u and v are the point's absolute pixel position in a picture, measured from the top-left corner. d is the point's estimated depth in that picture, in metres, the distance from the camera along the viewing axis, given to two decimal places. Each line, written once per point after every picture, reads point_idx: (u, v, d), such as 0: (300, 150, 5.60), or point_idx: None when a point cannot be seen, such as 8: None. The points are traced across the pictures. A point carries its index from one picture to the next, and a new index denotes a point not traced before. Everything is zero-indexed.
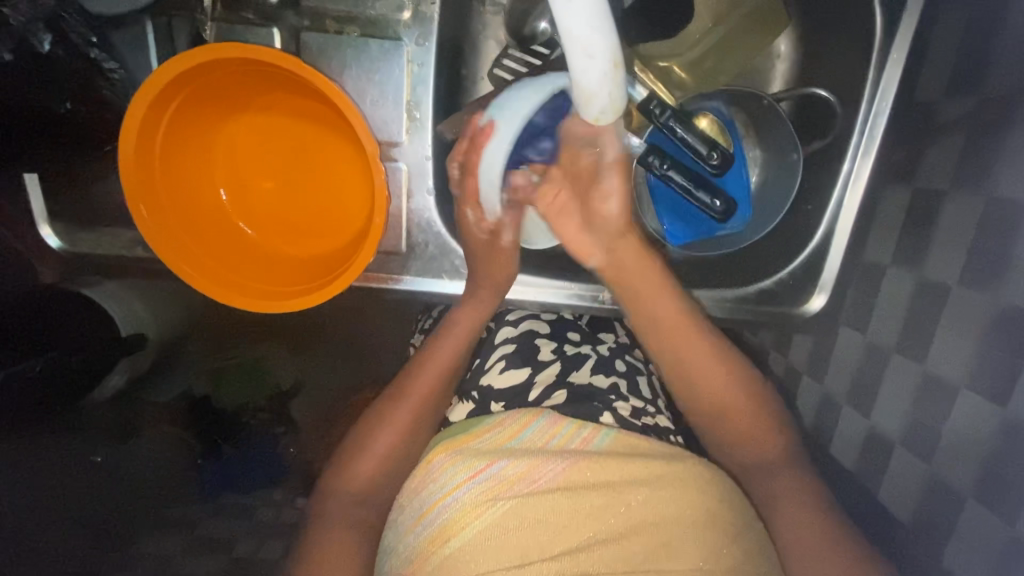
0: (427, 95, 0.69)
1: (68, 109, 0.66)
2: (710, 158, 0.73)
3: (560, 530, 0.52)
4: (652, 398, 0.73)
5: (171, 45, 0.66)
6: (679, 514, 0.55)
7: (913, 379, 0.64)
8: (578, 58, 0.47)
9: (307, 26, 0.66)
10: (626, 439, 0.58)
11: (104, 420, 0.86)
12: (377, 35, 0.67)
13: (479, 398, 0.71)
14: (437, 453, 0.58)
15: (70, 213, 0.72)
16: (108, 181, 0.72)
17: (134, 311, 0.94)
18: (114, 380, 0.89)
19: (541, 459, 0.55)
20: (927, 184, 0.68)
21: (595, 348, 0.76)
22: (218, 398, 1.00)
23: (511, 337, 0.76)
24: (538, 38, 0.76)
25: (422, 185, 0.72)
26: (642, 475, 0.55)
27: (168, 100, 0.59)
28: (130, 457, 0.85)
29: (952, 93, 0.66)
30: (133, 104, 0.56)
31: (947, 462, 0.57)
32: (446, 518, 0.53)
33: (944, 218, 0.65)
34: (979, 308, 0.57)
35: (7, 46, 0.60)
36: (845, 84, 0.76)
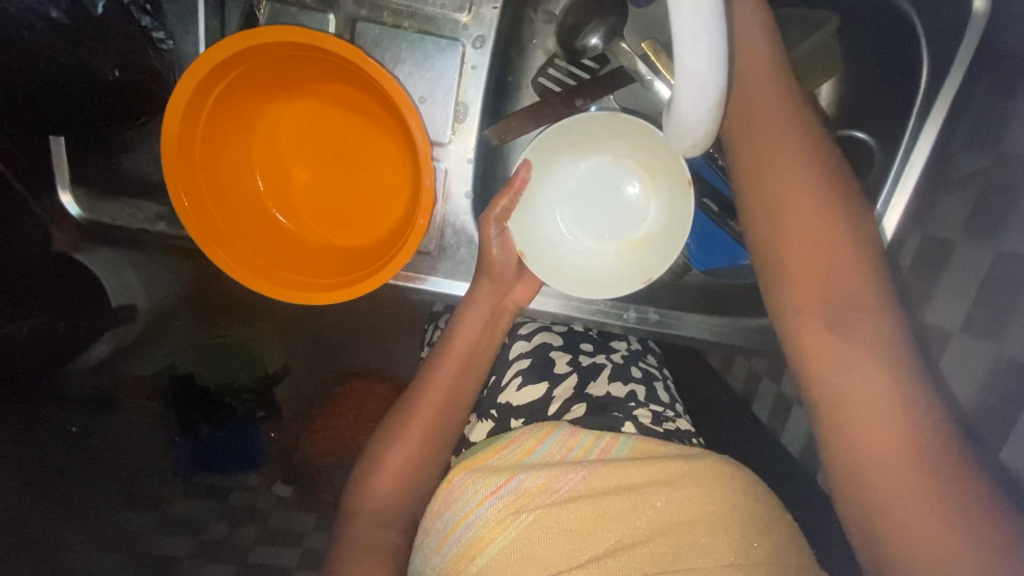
0: (477, 97, 0.68)
1: (116, 76, 0.63)
2: None
3: (584, 537, 0.51)
4: (669, 403, 0.74)
5: (221, 19, 0.64)
6: (703, 512, 0.52)
7: None
8: (686, 93, 0.44)
9: (363, 16, 0.65)
10: (645, 446, 0.57)
11: (84, 388, 0.83)
12: (433, 33, 0.66)
13: (499, 416, 0.71)
14: (457, 473, 0.56)
15: (99, 178, 0.73)
16: (137, 152, 0.74)
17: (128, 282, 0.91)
18: (99, 348, 0.88)
19: (560, 469, 0.54)
20: (936, 231, 0.70)
21: (608, 356, 0.77)
22: (200, 373, 1.01)
23: (526, 352, 0.76)
24: (587, 53, 0.76)
25: (461, 188, 0.72)
26: (662, 477, 0.53)
27: (217, 78, 0.58)
28: (110, 428, 0.83)
29: (970, 145, 0.68)
30: (182, 80, 0.54)
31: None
32: (470, 535, 0.52)
33: (952, 265, 0.66)
34: (985, 354, 0.59)
35: (59, 5, 0.54)
36: (882, 129, 0.77)
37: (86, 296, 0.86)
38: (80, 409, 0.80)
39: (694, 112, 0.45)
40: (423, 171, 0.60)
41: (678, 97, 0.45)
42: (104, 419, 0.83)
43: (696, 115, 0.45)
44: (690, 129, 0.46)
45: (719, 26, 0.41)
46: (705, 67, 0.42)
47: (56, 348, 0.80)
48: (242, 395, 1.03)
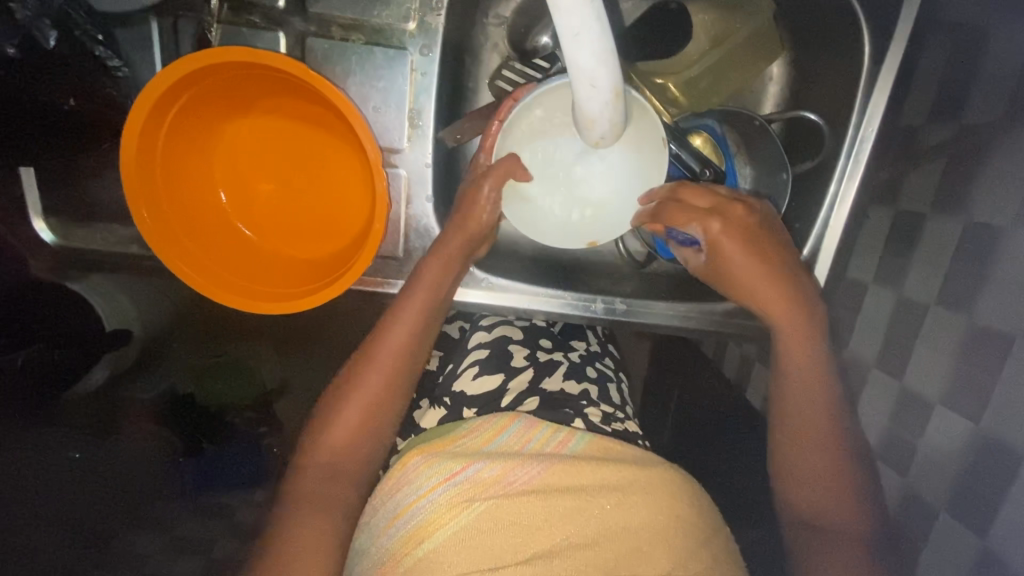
0: (430, 103, 0.70)
1: (72, 106, 0.65)
2: (702, 174, 0.74)
3: (532, 533, 0.52)
4: (621, 405, 0.78)
5: (175, 43, 0.66)
6: (650, 519, 0.54)
7: (892, 395, 0.67)
8: (580, 90, 0.47)
9: (313, 32, 0.67)
10: (601, 444, 0.61)
11: (87, 414, 0.94)
12: (382, 44, 0.68)
13: (451, 403, 0.75)
14: (412, 456, 0.58)
15: (66, 208, 0.73)
16: (102, 176, 0.72)
17: (120, 306, 0.95)
18: (97, 376, 0.95)
19: (517, 461, 0.56)
20: (909, 206, 0.72)
21: (567, 355, 0.81)
22: (201, 396, 1.02)
23: (485, 343, 0.80)
24: (538, 52, 0.79)
25: (421, 192, 0.73)
26: (614, 480, 0.56)
27: (174, 97, 0.60)
28: (113, 451, 0.94)
29: (935, 119, 0.70)
30: (139, 100, 0.56)
31: (922, 481, 0.62)
32: (420, 518, 0.54)
33: (925, 239, 0.68)
34: (953, 327, 0.61)
35: (14, 41, 0.60)
36: (832, 107, 0.77)
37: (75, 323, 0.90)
38: (80, 436, 0.92)
39: (594, 104, 0.47)
40: (377, 176, 0.61)
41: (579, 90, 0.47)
42: (104, 441, 0.94)
43: (595, 105, 0.47)
44: (594, 119, 0.49)
45: (602, 20, 0.42)
46: (592, 61, 0.43)
47: (55, 375, 0.90)
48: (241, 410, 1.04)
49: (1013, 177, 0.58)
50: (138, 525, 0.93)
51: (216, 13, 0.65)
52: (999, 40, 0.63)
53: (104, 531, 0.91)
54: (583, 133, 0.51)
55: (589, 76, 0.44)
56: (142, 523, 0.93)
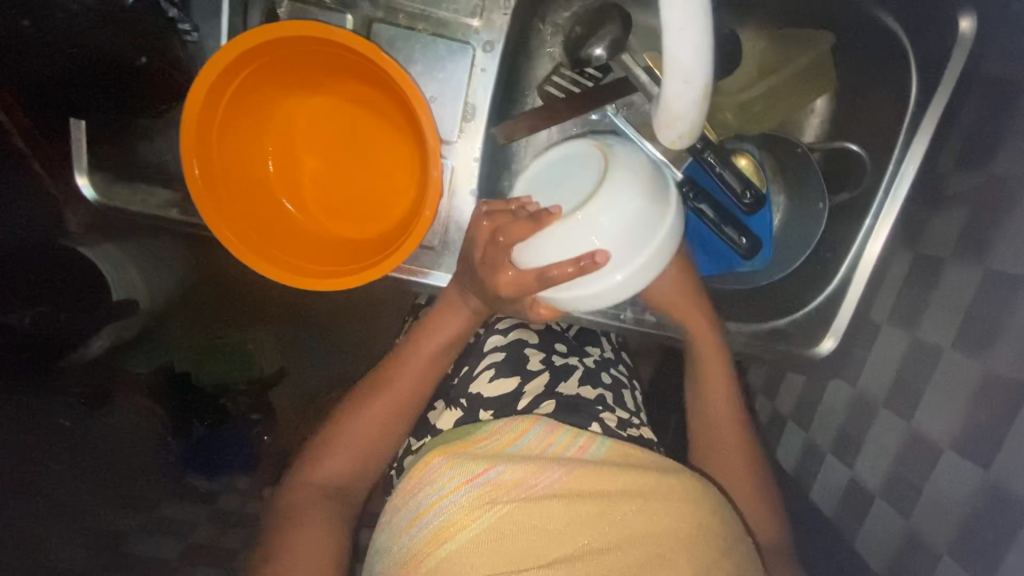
0: (486, 99, 0.71)
1: (143, 63, 0.62)
2: (744, 196, 0.74)
3: (554, 537, 0.51)
4: (635, 411, 0.77)
5: (244, 14, 0.67)
6: (676, 527, 0.52)
7: (899, 436, 0.68)
8: (673, 83, 0.47)
9: (380, 18, 0.68)
10: (622, 450, 0.59)
11: (78, 383, 0.88)
12: (446, 36, 0.69)
13: (468, 405, 0.74)
14: (435, 457, 0.58)
15: (114, 166, 0.73)
16: (155, 140, 0.73)
17: (130, 278, 0.98)
18: (97, 343, 0.92)
19: (540, 465, 0.55)
20: (929, 249, 0.72)
21: (581, 359, 0.80)
22: (199, 373, 1.05)
23: (500, 346, 0.79)
24: (592, 62, 0.78)
25: (466, 185, 0.74)
26: (639, 486, 0.54)
27: (245, 62, 0.60)
28: (102, 424, 0.87)
29: (962, 166, 0.71)
30: (212, 59, 0.57)
31: (922, 520, 0.61)
32: (439, 520, 0.53)
33: (945, 283, 0.68)
34: (969, 372, 0.61)
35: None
36: (876, 143, 0.79)
37: (80, 285, 0.92)
38: (70, 403, 0.85)
39: (683, 97, 0.48)
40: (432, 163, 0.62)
41: (669, 84, 0.48)
42: (94, 415, 0.87)
43: (685, 99, 0.48)
44: (677, 115, 0.50)
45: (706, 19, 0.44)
46: (692, 56, 0.45)
47: (52, 336, 0.88)
48: (237, 394, 1.07)
49: None
50: (127, 507, 0.83)
51: None
52: None
53: (86, 509, 0.80)
54: (660, 130, 0.52)
55: (688, 70, 0.45)
56: (130, 504, 0.83)
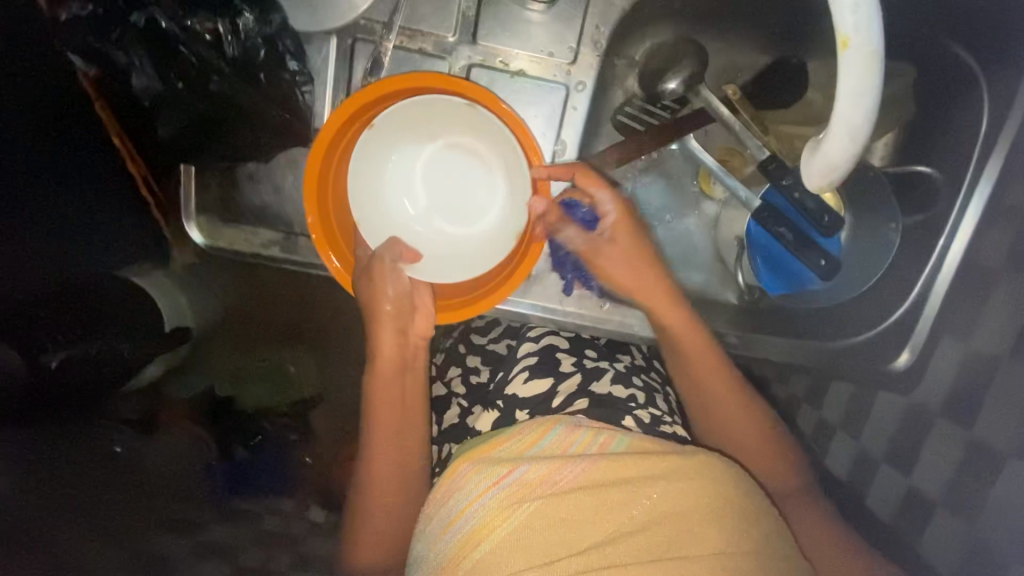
0: (575, 135, 0.75)
1: (268, 118, 0.68)
2: (822, 219, 0.75)
3: (584, 526, 0.52)
4: (668, 411, 0.74)
5: (349, 62, 0.71)
6: (700, 503, 0.53)
7: (960, 444, 0.69)
8: (836, 138, 0.49)
9: (478, 62, 0.72)
10: (643, 443, 0.59)
11: (130, 410, 0.88)
12: (539, 78, 0.73)
13: (504, 406, 0.73)
14: (462, 464, 0.60)
15: (214, 207, 0.77)
16: (258, 181, 0.76)
17: (178, 303, 0.98)
18: (149, 369, 0.93)
19: (562, 462, 0.56)
20: (992, 262, 0.74)
21: (612, 363, 0.78)
22: (240, 399, 1.06)
23: (533, 350, 0.79)
24: (666, 96, 0.81)
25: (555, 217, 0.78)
26: (660, 470, 0.55)
27: (372, 106, 0.65)
28: (151, 448, 0.89)
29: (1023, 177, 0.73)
30: (348, 102, 0.62)
31: (993, 527, 0.62)
32: (472, 523, 0.55)
33: (1005, 294, 0.70)
34: None
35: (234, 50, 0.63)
36: (947, 165, 0.81)
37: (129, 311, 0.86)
38: (123, 429, 0.85)
39: (841, 153, 0.50)
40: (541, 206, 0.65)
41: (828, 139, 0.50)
42: (146, 439, 0.89)
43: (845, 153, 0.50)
44: (832, 168, 0.51)
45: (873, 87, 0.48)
46: (863, 115, 0.47)
47: (117, 368, 0.84)
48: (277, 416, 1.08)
49: None
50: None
51: (393, 39, 0.70)
52: None
53: (131, 533, 0.78)
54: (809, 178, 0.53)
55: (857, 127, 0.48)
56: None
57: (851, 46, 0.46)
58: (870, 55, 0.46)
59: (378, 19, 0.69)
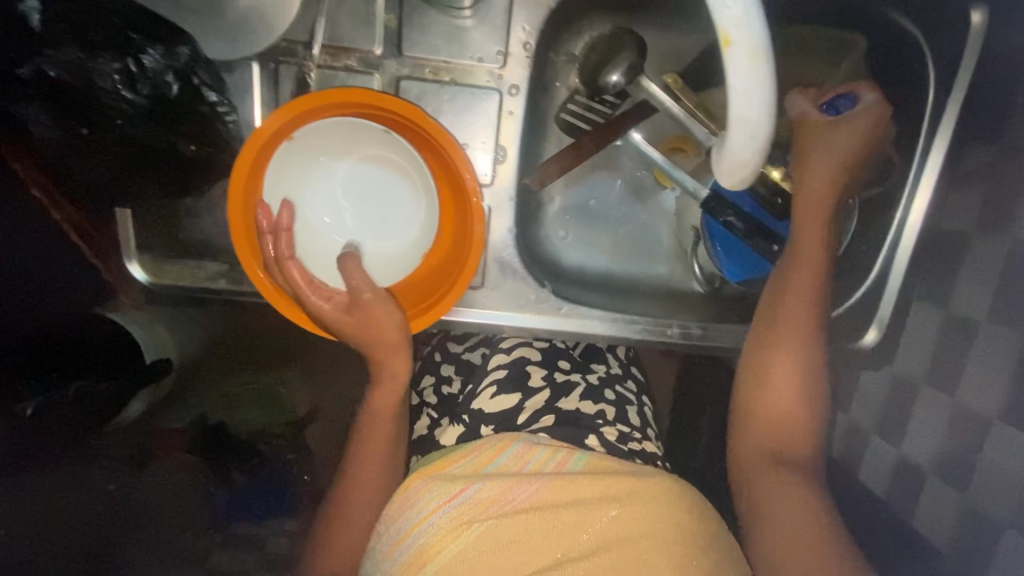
0: (515, 140, 0.73)
1: (192, 151, 0.66)
2: (774, 203, 0.78)
3: (534, 549, 0.55)
4: (640, 426, 0.79)
5: (275, 86, 0.69)
6: (648, 527, 0.56)
7: (944, 413, 0.68)
8: (739, 137, 0.49)
9: (406, 74, 0.70)
10: (600, 462, 0.63)
11: (119, 448, 0.85)
12: (471, 85, 0.71)
13: (470, 420, 0.75)
14: (415, 479, 0.61)
15: (158, 246, 0.76)
16: (199, 216, 0.75)
17: (160, 338, 0.89)
18: (135, 407, 0.86)
19: (517, 481, 0.59)
20: (954, 226, 0.73)
21: (585, 376, 0.82)
22: (232, 424, 1.02)
23: (504, 363, 0.81)
24: (609, 89, 0.79)
25: (504, 224, 0.76)
26: (614, 492, 0.58)
27: (286, 133, 0.62)
28: (145, 484, 0.88)
29: (976, 141, 0.72)
30: (258, 132, 0.59)
31: (981, 495, 0.61)
32: (422, 542, 0.56)
33: (971, 258, 0.69)
34: (1013, 346, 0.62)
35: (142, 90, 0.62)
36: (899, 133, 0.80)
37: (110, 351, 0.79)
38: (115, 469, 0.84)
39: (744, 150, 0.50)
40: (470, 253, 0.64)
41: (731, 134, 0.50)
42: (140, 475, 0.88)
43: (747, 151, 0.50)
44: (740, 163, 0.52)
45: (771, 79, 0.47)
46: (758, 112, 0.48)
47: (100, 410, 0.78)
48: (271, 436, 1.05)
49: None
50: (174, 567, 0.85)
51: (316, 57, 0.68)
52: None
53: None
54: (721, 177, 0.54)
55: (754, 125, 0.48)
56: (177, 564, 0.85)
57: (734, 43, 0.46)
58: (756, 56, 0.46)
59: (298, 39, 0.68)
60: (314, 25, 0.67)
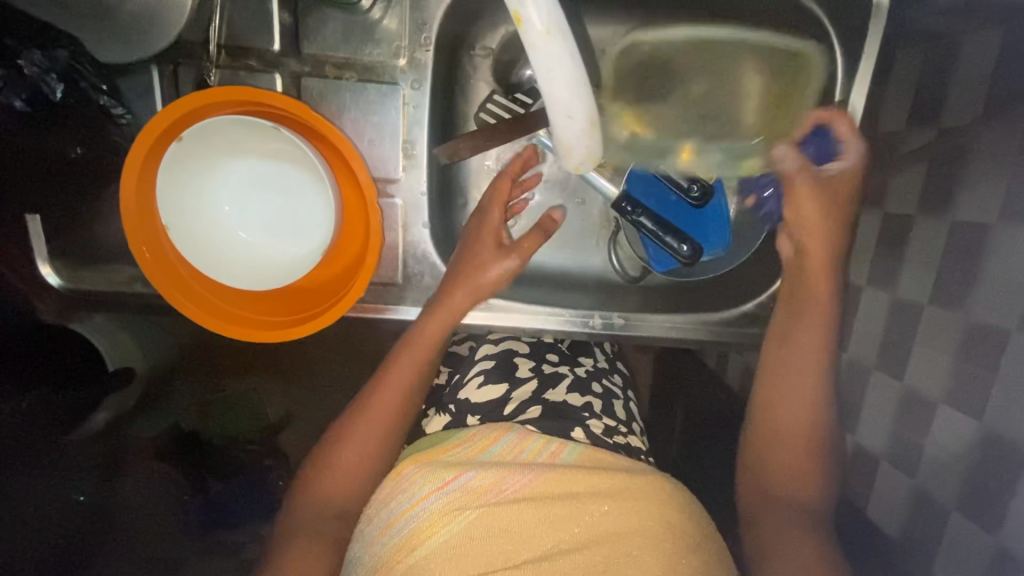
0: (422, 135, 0.73)
1: (78, 154, 0.71)
2: (690, 190, 0.81)
3: (523, 539, 0.53)
4: (625, 420, 0.76)
5: (176, 88, 0.70)
6: (642, 525, 0.54)
7: (894, 397, 0.66)
8: (560, 119, 0.52)
9: (307, 72, 0.70)
10: (592, 455, 0.61)
11: (91, 457, 0.79)
12: (374, 81, 0.71)
13: (456, 409, 0.73)
14: (408, 465, 0.60)
15: (72, 250, 0.77)
16: (106, 219, 0.76)
17: (125, 345, 0.88)
18: (98, 416, 0.82)
19: (508, 470, 0.57)
20: (897, 209, 0.72)
21: (572, 368, 0.80)
22: (205, 431, 0.95)
23: (491, 354, 0.80)
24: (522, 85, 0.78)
25: (418, 218, 0.75)
26: (607, 487, 0.57)
27: (177, 131, 0.62)
28: (123, 492, 0.82)
29: (914, 122, 0.71)
30: (145, 129, 0.59)
31: (931, 480, 0.59)
32: (413, 526, 0.54)
33: (916, 240, 0.67)
34: (951, 326, 0.60)
35: (22, 94, 0.64)
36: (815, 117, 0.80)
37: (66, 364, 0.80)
38: (88, 475, 0.78)
39: (570, 132, 0.52)
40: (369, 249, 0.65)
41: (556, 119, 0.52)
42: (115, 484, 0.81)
43: (573, 133, 0.52)
44: (570, 145, 0.54)
45: (574, 57, 0.48)
46: (568, 93, 0.49)
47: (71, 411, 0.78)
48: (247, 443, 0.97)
49: (990, 176, 0.59)
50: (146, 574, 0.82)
51: (215, 59, 0.68)
52: (975, 36, 0.64)
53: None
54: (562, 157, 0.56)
55: (566, 106, 0.50)
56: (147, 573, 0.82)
57: (526, 23, 0.46)
58: (549, 32, 0.46)
59: (195, 39, 0.68)
60: (209, 25, 0.67)
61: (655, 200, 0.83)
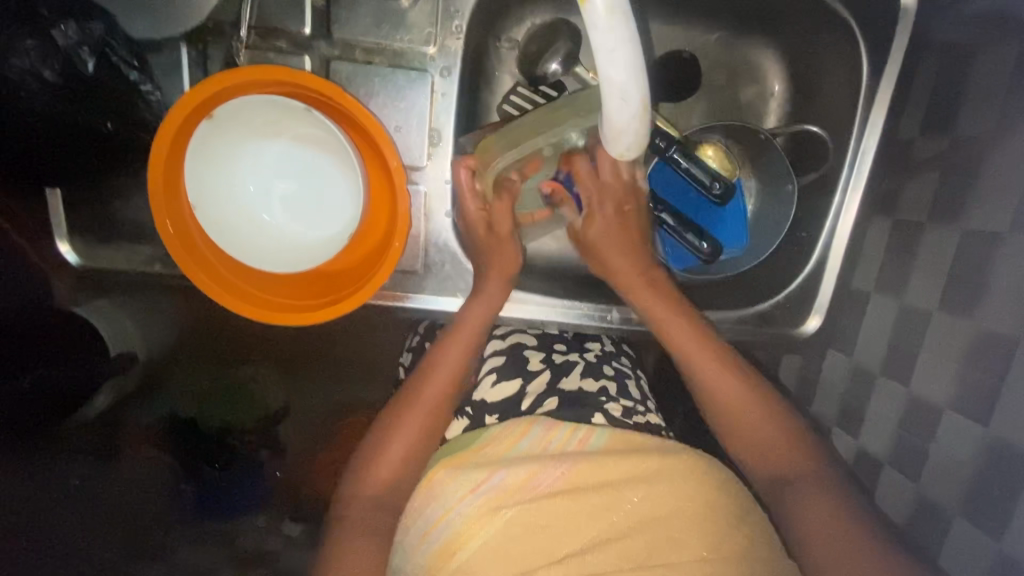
0: (449, 123, 0.73)
1: (109, 128, 0.70)
2: (712, 187, 0.75)
3: (563, 531, 0.54)
4: (641, 399, 0.75)
5: (204, 66, 0.70)
6: (678, 507, 0.56)
7: (899, 402, 0.67)
8: (613, 103, 0.52)
9: (337, 56, 0.70)
10: (620, 437, 0.61)
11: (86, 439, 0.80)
12: (403, 67, 0.71)
13: (473, 411, 0.71)
14: (438, 470, 0.59)
15: (88, 229, 0.76)
16: (130, 198, 0.75)
17: (125, 328, 0.87)
18: (100, 399, 0.83)
19: (540, 465, 0.57)
20: (908, 215, 0.72)
21: (583, 355, 0.77)
22: (202, 417, 0.93)
23: (501, 350, 0.76)
24: (548, 79, 0.79)
25: (441, 208, 0.75)
26: (641, 472, 0.57)
27: (215, 103, 0.62)
28: (120, 475, 0.80)
29: (929, 131, 0.71)
30: (189, 95, 0.58)
31: (935, 485, 0.59)
32: (451, 531, 0.54)
33: (924, 247, 0.68)
34: (958, 332, 0.61)
35: (55, 66, 0.64)
36: (835, 121, 0.81)
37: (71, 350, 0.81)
38: (84, 457, 0.78)
39: (622, 115, 0.53)
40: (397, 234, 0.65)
41: (608, 103, 0.53)
42: (111, 466, 0.80)
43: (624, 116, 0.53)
44: (619, 131, 0.55)
45: (634, 40, 0.49)
46: (623, 75, 0.49)
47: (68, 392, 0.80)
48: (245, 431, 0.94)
49: (1004, 185, 0.60)
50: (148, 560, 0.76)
51: (245, 38, 0.68)
52: (988, 52, 0.65)
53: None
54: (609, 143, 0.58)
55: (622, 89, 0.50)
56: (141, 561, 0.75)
57: (589, 3, 0.46)
58: (614, 12, 0.46)
59: (226, 19, 0.68)
60: (242, 5, 0.67)
61: (674, 197, 0.83)
